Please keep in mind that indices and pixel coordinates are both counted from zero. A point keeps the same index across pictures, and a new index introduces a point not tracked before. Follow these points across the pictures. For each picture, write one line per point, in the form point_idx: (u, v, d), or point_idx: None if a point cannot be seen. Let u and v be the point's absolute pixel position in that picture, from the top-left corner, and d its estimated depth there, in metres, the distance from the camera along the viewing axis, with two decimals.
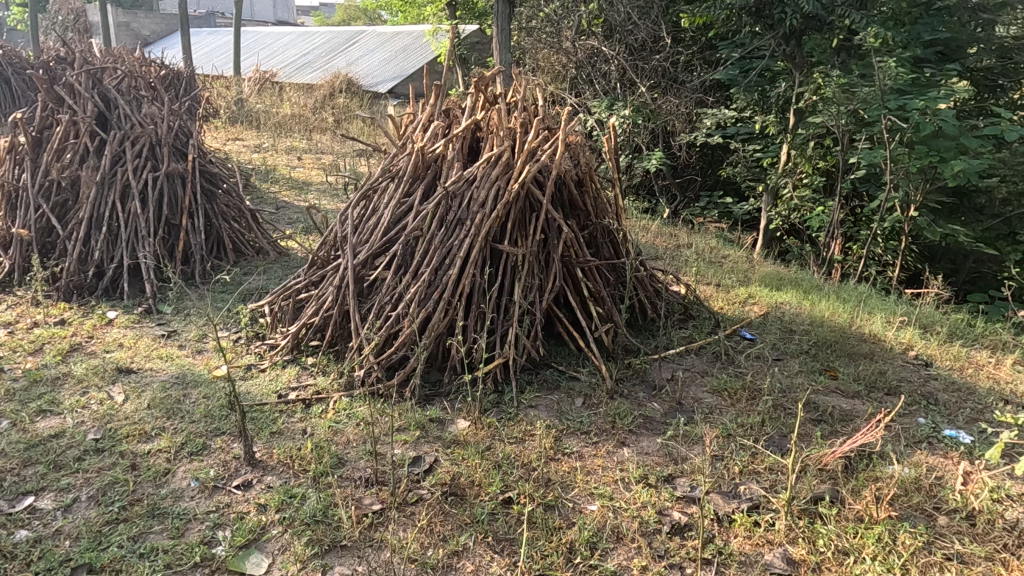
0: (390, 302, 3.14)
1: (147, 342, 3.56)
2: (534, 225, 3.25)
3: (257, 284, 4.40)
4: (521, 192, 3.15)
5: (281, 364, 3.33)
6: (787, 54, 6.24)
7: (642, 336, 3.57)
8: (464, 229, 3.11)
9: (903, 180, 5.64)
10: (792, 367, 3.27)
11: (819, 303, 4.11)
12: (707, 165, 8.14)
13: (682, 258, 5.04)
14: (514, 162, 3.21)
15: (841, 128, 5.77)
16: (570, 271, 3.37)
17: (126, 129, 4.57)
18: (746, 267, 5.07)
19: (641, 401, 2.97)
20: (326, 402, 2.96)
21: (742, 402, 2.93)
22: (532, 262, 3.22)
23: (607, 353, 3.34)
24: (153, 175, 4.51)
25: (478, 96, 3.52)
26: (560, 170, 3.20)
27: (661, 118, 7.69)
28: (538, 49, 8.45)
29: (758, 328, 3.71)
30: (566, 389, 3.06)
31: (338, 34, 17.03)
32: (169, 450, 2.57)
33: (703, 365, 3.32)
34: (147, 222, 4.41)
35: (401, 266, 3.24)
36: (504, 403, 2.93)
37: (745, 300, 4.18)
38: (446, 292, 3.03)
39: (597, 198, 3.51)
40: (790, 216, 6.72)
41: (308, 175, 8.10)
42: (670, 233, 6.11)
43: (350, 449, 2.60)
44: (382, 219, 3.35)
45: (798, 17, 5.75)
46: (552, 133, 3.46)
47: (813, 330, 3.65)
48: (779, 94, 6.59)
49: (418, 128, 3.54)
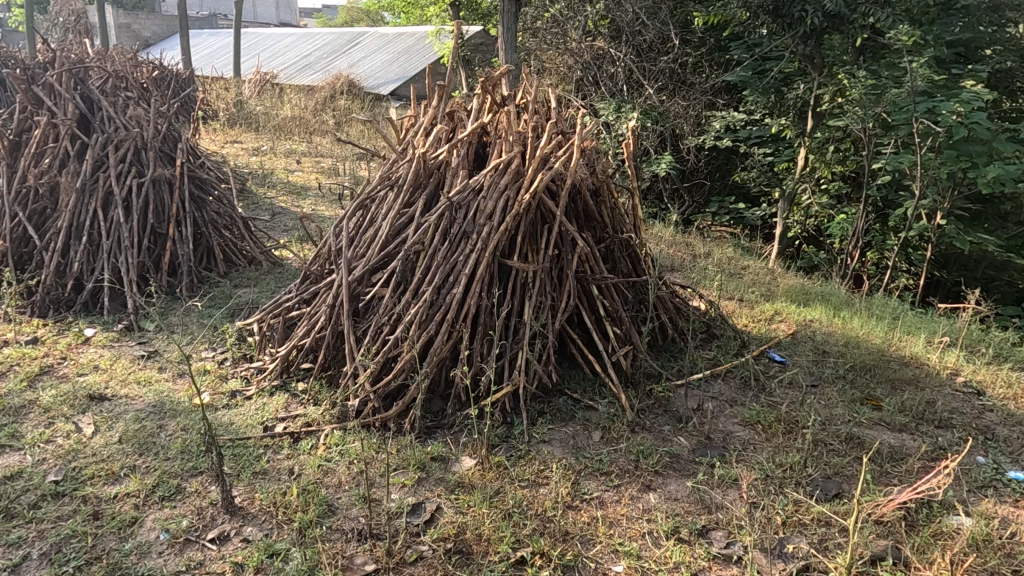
0: (388, 324, 2.85)
1: (123, 364, 3.27)
2: (547, 239, 2.98)
3: (247, 298, 4.12)
4: (532, 203, 2.88)
5: (269, 391, 3.03)
6: (803, 54, 5.89)
7: (663, 359, 3.27)
8: (470, 244, 2.83)
9: (931, 187, 5.34)
10: (829, 395, 2.98)
11: (851, 321, 3.80)
12: (719, 170, 7.84)
13: (700, 270, 4.75)
14: (524, 169, 2.95)
15: (866, 133, 5.45)
16: (585, 289, 3.08)
17: (110, 132, 4.30)
18: (768, 279, 4.77)
19: (665, 435, 2.68)
20: (316, 435, 2.68)
21: (779, 438, 2.65)
22: (544, 279, 2.93)
23: (626, 379, 3.05)
24: (139, 181, 4.23)
25: (485, 98, 3.24)
26: (575, 178, 2.92)
27: (670, 121, 7.38)
28: (544, 50, 8.16)
29: (788, 350, 3.43)
30: (582, 421, 2.77)
31: (341, 35, 16.76)
32: (138, 495, 2.28)
33: (732, 393, 3.02)
34: (130, 232, 4.13)
35: (400, 284, 2.95)
36: (514, 438, 2.64)
37: (771, 317, 3.88)
38: (450, 313, 2.75)
39: (614, 209, 3.23)
40: (808, 224, 6.42)
41: (307, 180, 7.81)
42: (685, 242, 5.81)
43: (342, 494, 2.32)
44: (379, 231, 3.07)
45: (820, 14, 5.41)
46: (566, 138, 3.17)
47: (848, 352, 3.35)
48: (796, 96, 6.21)
49: (420, 132, 3.26)
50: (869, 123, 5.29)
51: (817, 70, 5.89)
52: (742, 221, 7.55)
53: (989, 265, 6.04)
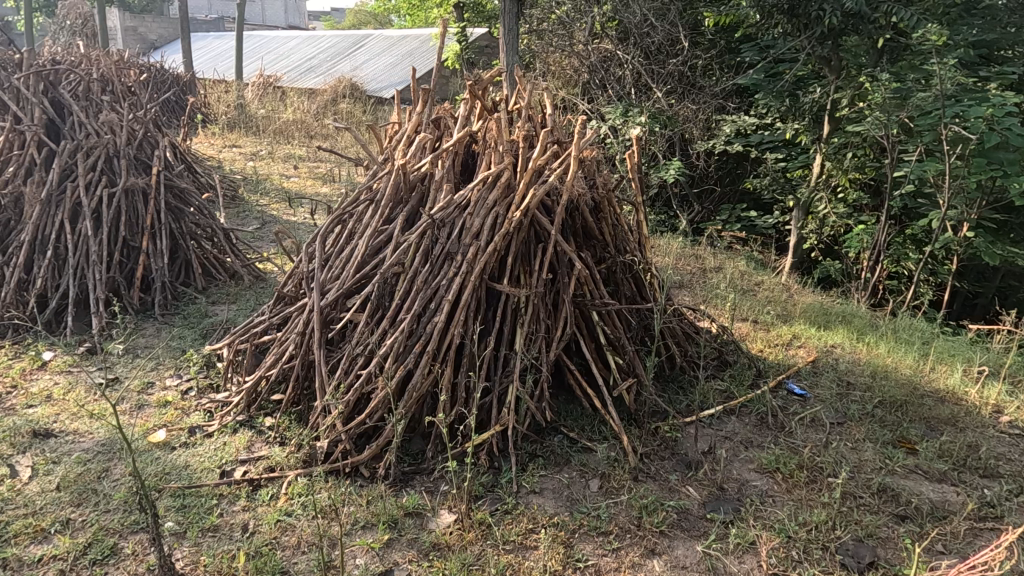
0: (362, 354, 2.56)
1: (78, 393, 2.99)
2: (541, 259, 2.68)
3: (224, 318, 3.84)
4: (524, 221, 2.58)
5: (233, 427, 2.73)
6: (820, 56, 5.53)
7: (669, 391, 2.96)
8: (454, 266, 2.53)
9: (959, 197, 5.00)
10: (856, 435, 2.66)
11: (877, 347, 3.47)
12: (728, 175, 7.53)
13: (711, 287, 4.43)
14: (515, 183, 2.65)
15: (889, 139, 5.10)
16: (584, 315, 2.78)
17: (80, 139, 4.05)
18: (784, 297, 4.44)
19: (672, 485, 2.38)
20: (280, 482, 2.38)
21: (802, 489, 2.34)
22: (537, 305, 2.64)
23: (628, 415, 2.74)
24: (109, 191, 3.97)
25: (474, 104, 2.94)
26: (572, 193, 2.62)
27: (679, 126, 7.04)
28: (549, 52, 7.86)
29: (808, 381, 3.12)
30: (579, 467, 2.47)
31: (346, 37, 16.55)
32: (65, 559, 1.99)
33: (747, 432, 2.71)
34: (99, 245, 3.86)
35: (377, 309, 2.66)
36: (501, 487, 2.34)
37: (788, 341, 3.56)
38: (430, 345, 2.45)
39: (616, 225, 2.93)
40: (824, 233, 6.07)
41: (302, 186, 7.52)
42: (695, 255, 5.48)
43: (299, 559, 2.03)
44: (356, 250, 2.78)
45: (838, 14, 5.06)
46: (563, 148, 2.87)
47: (875, 384, 3.02)
48: (811, 100, 5.83)
49: (402, 141, 2.97)
50: (892, 129, 4.95)
51: (835, 73, 5.55)
52: (753, 229, 7.19)
53: (1009, 274, 5.62)
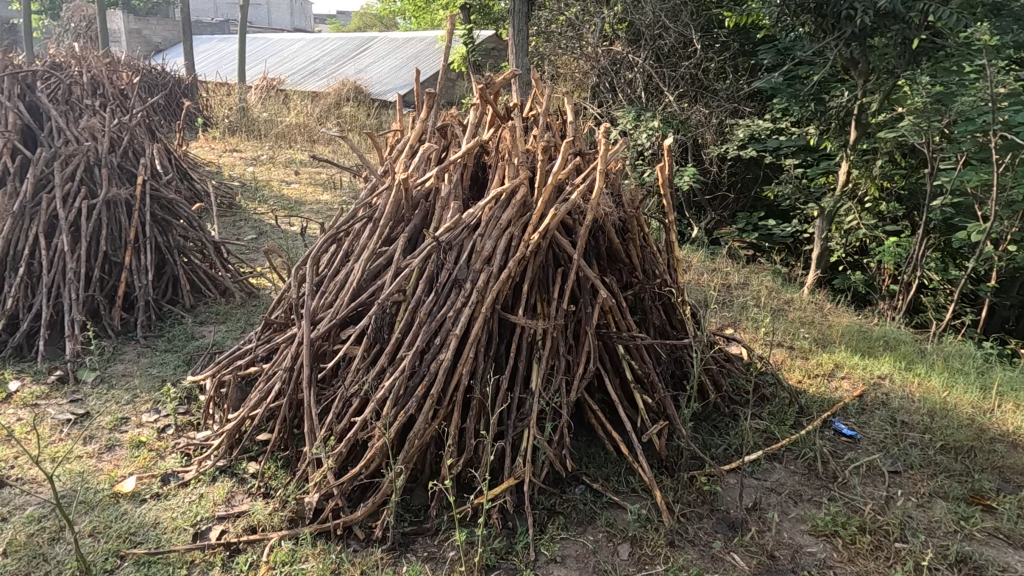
0: (357, 394, 2.24)
1: (42, 431, 2.67)
2: (560, 287, 2.37)
3: (210, 341, 3.53)
4: (542, 244, 2.27)
5: (211, 476, 2.41)
6: (847, 58, 5.12)
7: (704, 432, 2.62)
8: (462, 296, 2.22)
9: (1004, 210, 4.64)
10: (921, 489, 2.33)
11: (929, 379, 3.14)
12: (741, 182, 7.12)
13: (738, 306, 4.09)
14: (531, 200, 2.34)
15: (928, 147, 4.73)
16: (608, 349, 2.46)
17: (57, 147, 3.76)
18: (816, 318, 4.10)
19: (715, 553, 2.05)
20: (262, 546, 2.06)
21: (868, 559, 2.01)
22: (557, 338, 2.32)
23: (659, 462, 2.42)
24: (89, 203, 3.66)
25: (485, 109, 2.62)
26: (597, 212, 2.31)
27: (692, 130, 6.69)
28: (558, 55, 7.52)
29: (856, 420, 2.79)
30: (605, 527, 2.15)
31: (351, 40, 16.27)
32: None
33: (796, 482, 2.39)
34: (76, 262, 3.56)
35: (375, 343, 2.34)
36: (516, 555, 2.02)
37: (830, 371, 3.22)
38: (435, 386, 2.13)
39: (644, 246, 2.61)
40: (851, 245, 5.69)
41: (303, 193, 7.21)
42: (718, 269, 5.15)
43: None
44: (351, 274, 2.46)
45: (870, 13, 4.60)
46: (585, 159, 2.55)
47: (935, 425, 2.69)
48: (838, 104, 5.44)
49: (404, 150, 2.66)
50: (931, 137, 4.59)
51: (862, 75, 5.09)
52: (771, 238, 6.74)
53: None
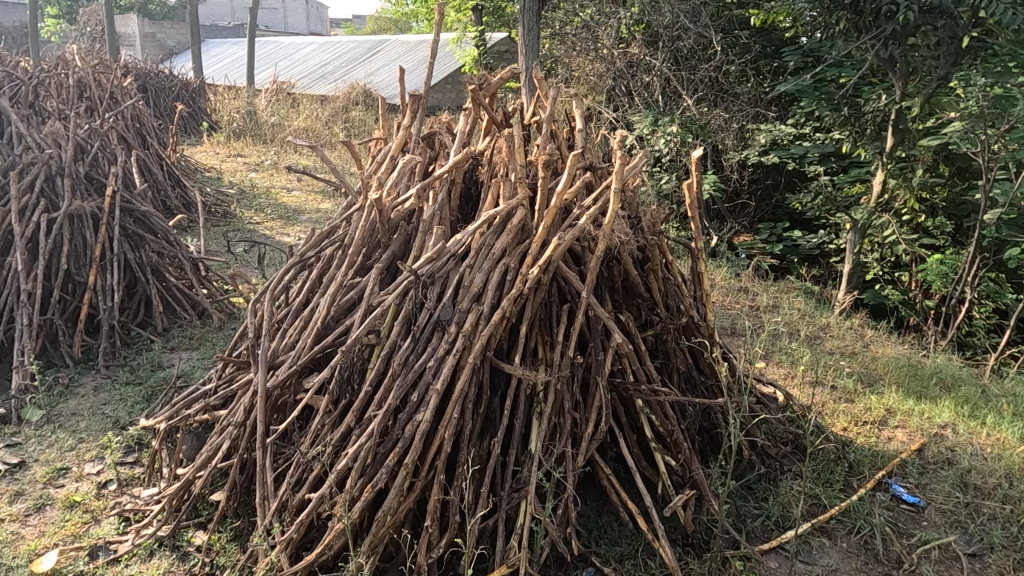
0: (316, 460, 1.84)
1: None
2: (566, 329, 1.96)
3: (177, 371, 3.15)
4: (544, 278, 1.87)
5: (149, 549, 2.02)
6: (884, 58, 4.63)
7: (738, 498, 2.19)
8: (444, 341, 1.81)
9: None
10: None
11: (1000, 431, 2.71)
12: (762, 189, 6.63)
13: (768, 334, 3.66)
14: (531, 224, 1.94)
15: (981, 156, 4.23)
16: (622, 401, 2.05)
17: (15, 156, 3.43)
18: (857, 348, 3.65)
19: None
20: None
21: None
22: (562, 392, 1.91)
23: (683, 539, 2.01)
24: (48, 216, 3.32)
25: (479, 116, 2.21)
26: (611, 239, 1.90)
27: (712, 136, 6.19)
28: (573, 57, 7.06)
29: (918, 481, 2.35)
30: None
31: (363, 42, 15.95)
32: None
33: (852, 567, 1.97)
34: (32, 283, 3.22)
35: (341, 395, 1.94)
36: None
37: (882, 419, 2.78)
38: (409, 454, 1.73)
39: (667, 278, 2.20)
40: (888, 262, 5.23)
41: (302, 202, 6.81)
42: (744, 289, 4.69)
43: None
44: (316, 311, 2.07)
45: (915, 8, 4.10)
46: (596, 174, 2.14)
47: (1015, 494, 2.25)
48: (874, 108, 4.89)
49: (383, 163, 2.27)
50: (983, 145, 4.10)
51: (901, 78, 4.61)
52: (796, 250, 6.19)
53: None
